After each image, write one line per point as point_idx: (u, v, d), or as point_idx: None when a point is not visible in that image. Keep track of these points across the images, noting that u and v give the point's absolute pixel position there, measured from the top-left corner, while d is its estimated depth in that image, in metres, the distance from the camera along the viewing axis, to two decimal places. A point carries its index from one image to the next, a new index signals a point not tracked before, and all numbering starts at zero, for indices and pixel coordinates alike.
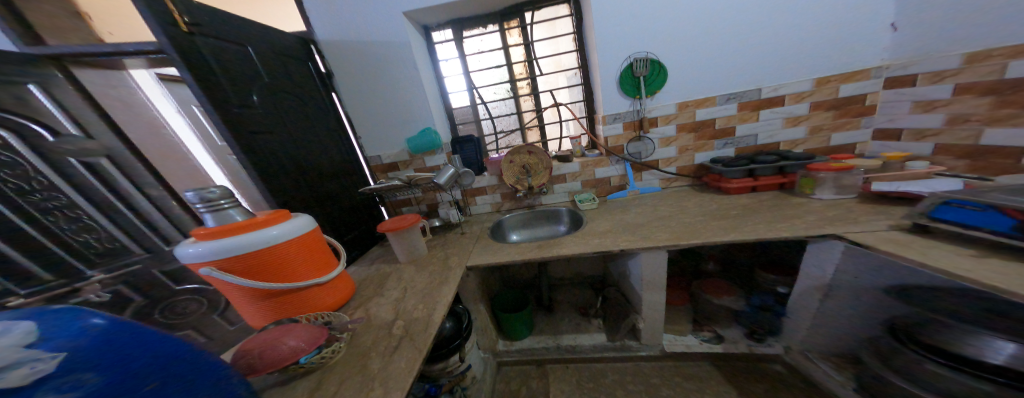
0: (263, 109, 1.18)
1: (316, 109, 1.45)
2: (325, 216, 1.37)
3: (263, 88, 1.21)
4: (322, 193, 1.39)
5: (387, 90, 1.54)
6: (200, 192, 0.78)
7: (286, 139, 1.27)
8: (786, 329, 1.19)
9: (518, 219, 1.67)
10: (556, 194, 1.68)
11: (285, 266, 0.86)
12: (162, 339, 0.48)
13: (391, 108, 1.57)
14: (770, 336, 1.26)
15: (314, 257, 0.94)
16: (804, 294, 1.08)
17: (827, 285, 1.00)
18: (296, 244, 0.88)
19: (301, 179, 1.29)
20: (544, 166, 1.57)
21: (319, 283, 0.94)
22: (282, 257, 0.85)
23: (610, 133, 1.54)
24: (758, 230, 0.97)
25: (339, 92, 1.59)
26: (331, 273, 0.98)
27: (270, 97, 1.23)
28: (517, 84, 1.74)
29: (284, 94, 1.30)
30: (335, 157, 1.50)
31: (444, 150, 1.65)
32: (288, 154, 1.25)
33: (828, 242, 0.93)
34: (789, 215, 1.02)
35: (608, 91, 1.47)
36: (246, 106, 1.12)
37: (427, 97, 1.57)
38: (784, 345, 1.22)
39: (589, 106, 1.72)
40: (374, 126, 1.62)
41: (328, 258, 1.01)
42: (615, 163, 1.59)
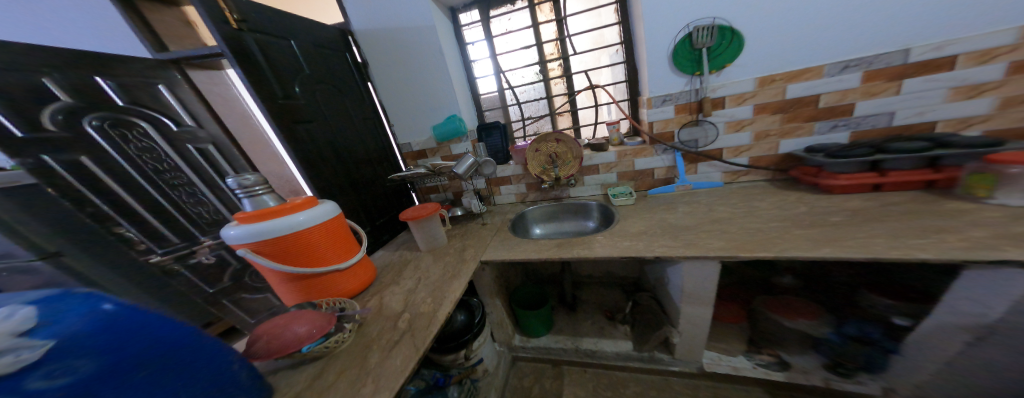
0: (304, 103, 1.24)
1: (355, 100, 1.50)
2: (361, 203, 1.46)
3: (305, 82, 1.26)
4: (359, 180, 1.48)
5: (416, 81, 1.53)
6: (238, 180, 0.87)
7: (326, 132, 1.33)
8: (891, 369, 0.86)
9: (543, 211, 1.56)
10: (587, 187, 1.51)
11: (311, 251, 0.94)
12: (164, 326, 0.52)
13: (419, 99, 1.57)
14: (865, 373, 0.91)
15: (337, 243, 1.01)
16: (936, 334, 0.74)
17: (981, 328, 0.66)
18: (321, 231, 0.95)
19: (340, 169, 1.38)
20: (574, 155, 1.42)
21: (341, 268, 1.02)
22: (309, 242, 0.93)
23: (658, 116, 1.26)
24: (867, 246, 0.68)
25: (374, 82, 1.63)
26: (353, 260, 1.05)
27: (313, 91, 1.29)
28: (549, 65, 1.55)
29: (325, 87, 1.35)
30: (371, 145, 1.57)
31: (469, 137, 1.58)
32: (329, 145, 1.33)
33: (1001, 270, 0.60)
34: (925, 229, 0.68)
35: (658, 66, 1.20)
36: (290, 98, 1.19)
37: (454, 86, 1.51)
38: (883, 385, 0.88)
39: (633, 87, 1.43)
40: (404, 117, 1.65)
41: (351, 243, 1.08)
42: (661, 153, 1.33)
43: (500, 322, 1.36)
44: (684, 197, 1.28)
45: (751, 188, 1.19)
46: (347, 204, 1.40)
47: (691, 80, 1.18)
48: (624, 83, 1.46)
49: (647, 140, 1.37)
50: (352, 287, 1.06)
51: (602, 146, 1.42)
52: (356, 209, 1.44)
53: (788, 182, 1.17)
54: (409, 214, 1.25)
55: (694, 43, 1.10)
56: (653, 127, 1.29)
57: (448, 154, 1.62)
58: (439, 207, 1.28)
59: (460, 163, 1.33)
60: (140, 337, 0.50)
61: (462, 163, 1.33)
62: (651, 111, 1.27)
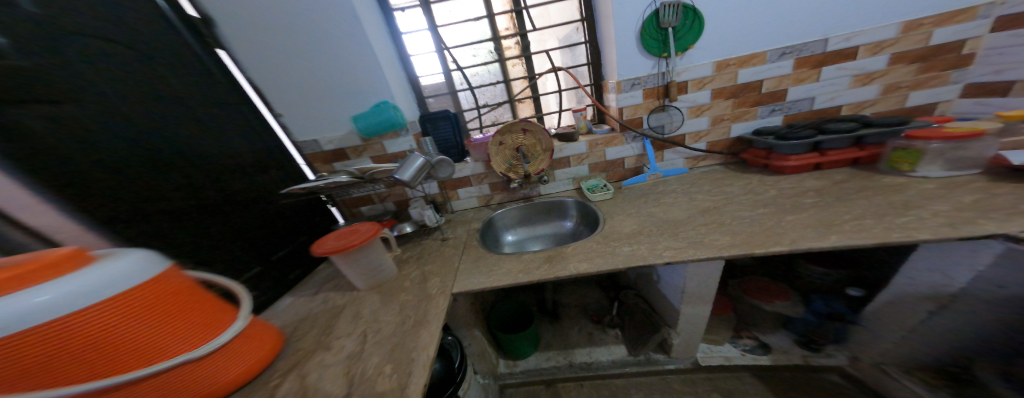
0: (104, 73, 0.68)
1: (217, 72, 0.94)
2: (253, 230, 0.92)
3: (94, 34, 0.68)
4: (240, 194, 0.91)
5: (316, 50, 0.99)
6: None
7: (161, 126, 0.76)
8: (856, 340, 0.99)
9: (514, 215, 1.36)
10: (557, 182, 1.36)
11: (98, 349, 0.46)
12: None
13: (325, 79, 1.04)
14: (832, 344, 1.06)
15: (171, 318, 0.52)
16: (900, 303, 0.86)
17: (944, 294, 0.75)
18: (110, 313, 0.46)
19: (199, 184, 0.81)
20: (544, 147, 1.23)
21: (195, 359, 0.54)
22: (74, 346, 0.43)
23: (626, 100, 1.18)
24: (869, 230, 0.66)
25: (227, 48, 0.96)
26: (220, 338, 0.57)
27: (117, 53, 0.72)
28: (504, 42, 1.32)
29: (147, 51, 0.78)
30: (258, 144, 1.00)
31: (411, 130, 1.21)
32: (170, 145, 0.77)
33: (971, 243, 0.68)
34: (901, 205, 0.72)
35: (626, 47, 1.09)
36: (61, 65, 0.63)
37: (381, 58, 1.06)
38: (847, 355, 1.03)
39: (596, 71, 1.34)
40: (299, 108, 1.06)
41: (215, 310, 0.59)
42: (631, 142, 1.27)
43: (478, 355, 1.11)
44: (657, 186, 1.25)
45: (712, 173, 1.23)
46: (217, 237, 0.83)
47: (656, 63, 1.11)
48: (586, 66, 1.34)
49: (615, 127, 1.28)
50: (239, 376, 0.61)
51: (572, 136, 1.28)
52: (245, 241, 0.90)
53: (740, 164, 1.24)
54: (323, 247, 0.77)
55: (661, 21, 1.03)
56: (622, 113, 1.20)
57: (382, 153, 1.19)
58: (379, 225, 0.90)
59: (404, 166, 0.91)
60: None
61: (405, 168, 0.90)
62: (620, 96, 1.17)
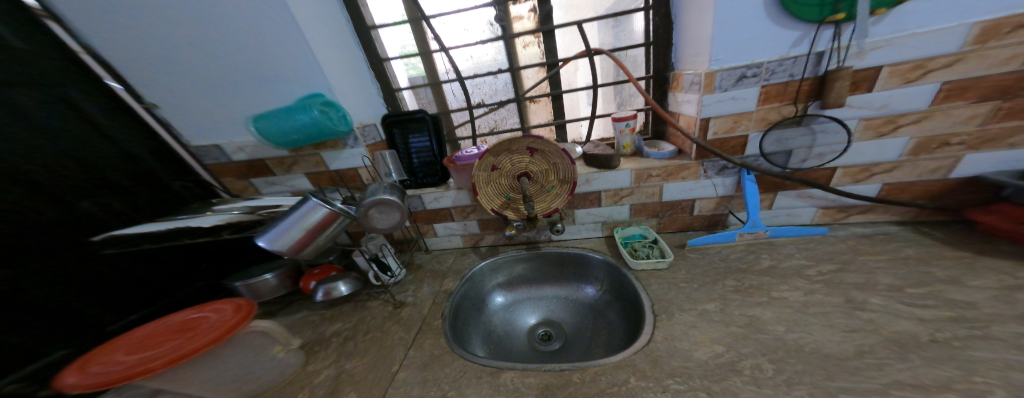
0: None
1: (18, 40, 0.57)
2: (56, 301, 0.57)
3: None
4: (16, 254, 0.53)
5: (196, 6, 0.62)
6: None
7: None
8: None
9: (510, 269, 0.99)
10: (578, 226, 0.98)
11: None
12: None
13: (224, 57, 0.68)
14: None
15: None
16: None
17: None
18: None
19: None
20: (561, 177, 0.83)
21: None
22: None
23: (719, 105, 0.66)
24: None
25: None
26: None
27: None
28: (512, 9, 0.87)
29: None
30: (97, 163, 0.64)
31: (364, 141, 0.86)
32: None
33: None
34: None
35: (738, 4, 0.57)
36: None
37: (307, 20, 0.68)
38: None
39: (661, 54, 0.84)
40: (191, 100, 0.72)
41: None
42: (714, 175, 0.79)
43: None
44: (757, 257, 0.73)
45: (879, 242, 0.67)
46: None
47: (805, 35, 0.57)
48: (643, 47, 0.86)
49: (688, 151, 0.80)
50: None
51: (614, 163, 0.84)
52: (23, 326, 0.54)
53: (952, 229, 0.66)
54: (88, 375, 0.46)
55: None
56: (707, 132, 0.70)
57: (321, 169, 0.85)
58: (238, 320, 0.54)
59: (280, 231, 0.55)
60: None
61: (282, 238, 0.55)
62: (709, 100, 0.66)
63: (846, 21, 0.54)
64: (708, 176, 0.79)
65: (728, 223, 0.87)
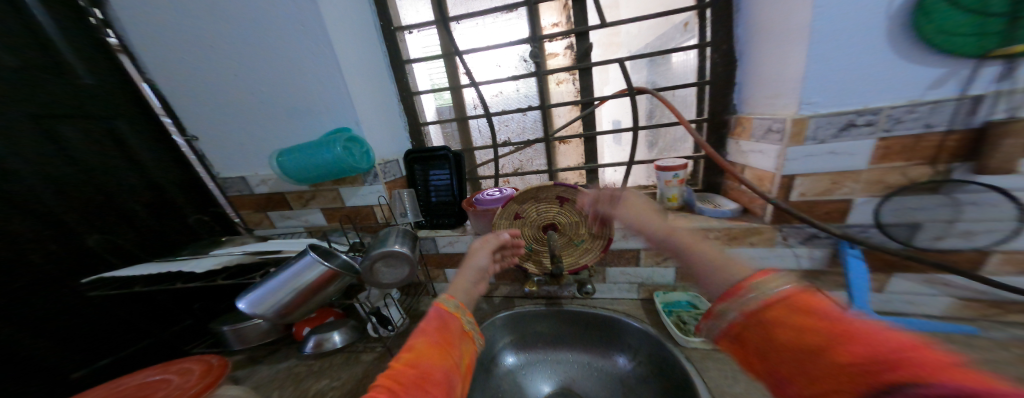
0: None
1: (87, 76, 0.60)
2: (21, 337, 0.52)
3: None
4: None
5: (254, 49, 0.65)
6: None
7: None
8: None
9: (524, 325, 0.85)
10: (609, 285, 0.84)
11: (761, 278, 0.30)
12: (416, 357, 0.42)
13: (268, 94, 0.68)
14: None
15: None
16: None
17: None
18: None
19: None
20: (594, 231, 0.71)
21: None
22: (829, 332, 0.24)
23: (813, 161, 0.51)
24: None
25: (121, 35, 0.63)
26: None
27: None
28: (547, 47, 0.82)
29: None
30: (115, 188, 0.62)
31: (385, 178, 0.80)
32: None
33: None
34: None
35: (843, 37, 0.45)
36: None
37: (350, 63, 0.69)
38: None
39: (720, 95, 0.73)
40: (227, 132, 0.71)
41: None
42: (795, 244, 0.60)
43: (433, 323, 0.46)
44: None
45: None
46: None
47: (950, 75, 0.42)
48: (695, 87, 0.74)
49: (760, 213, 0.63)
50: None
51: None
52: None
53: None
54: None
55: None
56: (790, 192, 0.55)
57: (336, 205, 0.81)
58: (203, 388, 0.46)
59: (265, 292, 0.48)
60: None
61: (264, 300, 0.48)
62: (795, 154, 0.52)
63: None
64: (786, 244, 0.61)
65: None
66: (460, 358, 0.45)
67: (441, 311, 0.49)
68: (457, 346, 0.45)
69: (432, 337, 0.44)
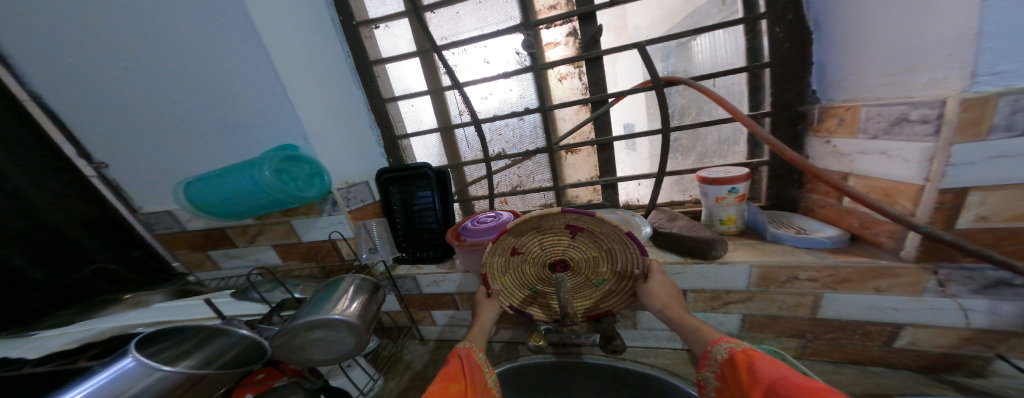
0: None
1: None
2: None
3: None
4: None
5: (145, 34, 0.47)
6: None
7: None
8: None
9: (543, 385, 0.65)
10: (641, 332, 0.63)
11: (716, 345, 0.37)
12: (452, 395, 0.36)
13: (187, 106, 0.52)
14: None
15: None
16: None
17: None
18: None
19: None
20: (620, 269, 0.47)
21: None
22: (754, 391, 0.31)
23: (1000, 168, 0.31)
24: None
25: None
26: None
27: None
28: (543, 35, 0.65)
29: None
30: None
31: (349, 204, 0.63)
32: None
33: None
34: None
35: None
36: None
37: (287, 51, 0.52)
38: None
39: (788, 78, 0.53)
40: (148, 156, 0.57)
41: None
42: (962, 294, 0.38)
43: (468, 367, 0.40)
44: None
45: None
46: None
47: None
48: (745, 73, 0.55)
49: (893, 246, 0.41)
50: None
51: (718, 252, 0.49)
52: None
53: None
54: None
55: None
56: (956, 217, 0.34)
57: (292, 241, 0.65)
58: None
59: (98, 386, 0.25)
60: None
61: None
62: (969, 156, 0.32)
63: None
64: (946, 294, 0.39)
65: (982, 370, 0.43)
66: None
67: (474, 359, 0.43)
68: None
69: (470, 380, 0.38)
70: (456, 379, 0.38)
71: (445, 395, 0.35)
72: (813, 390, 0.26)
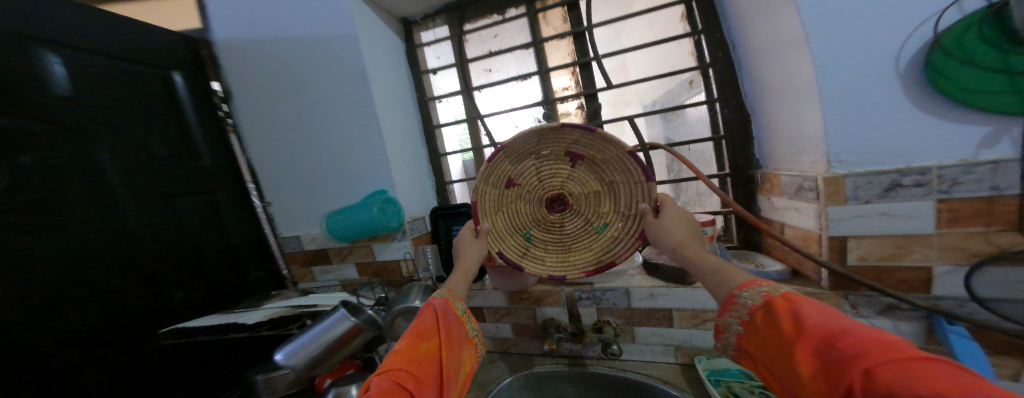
0: (77, 168, 0.54)
1: (209, 158, 0.76)
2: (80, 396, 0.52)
3: (66, 126, 0.54)
4: (92, 339, 0.53)
5: (318, 119, 0.77)
6: None
7: (108, 226, 0.57)
8: None
9: (557, 389, 0.78)
10: (639, 346, 0.74)
11: (748, 288, 0.35)
12: (425, 351, 0.39)
13: (326, 164, 0.80)
14: None
15: None
16: None
17: None
18: None
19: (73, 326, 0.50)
20: (623, 206, 0.51)
21: None
22: (801, 341, 0.28)
23: (862, 223, 0.47)
24: None
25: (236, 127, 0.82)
26: None
27: (89, 148, 0.56)
28: (560, 107, 0.89)
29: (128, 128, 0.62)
30: (212, 248, 0.73)
31: (411, 234, 0.86)
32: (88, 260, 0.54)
33: None
34: None
35: (859, 95, 0.45)
36: (20, 159, 0.48)
37: (391, 130, 0.80)
38: None
39: (739, 148, 0.72)
40: (292, 198, 0.84)
41: None
42: (872, 316, 0.51)
43: (443, 323, 0.43)
44: None
45: None
46: None
47: (1000, 133, 0.39)
48: (711, 142, 0.74)
49: (815, 277, 0.55)
50: None
51: (690, 279, 0.66)
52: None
53: None
54: None
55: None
56: (845, 256, 0.49)
57: (369, 260, 0.88)
58: None
59: (296, 346, 0.52)
60: (430, 365, 0.39)
61: (296, 352, 0.51)
62: (840, 214, 0.48)
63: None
64: (861, 316, 0.51)
65: None
66: (461, 365, 0.43)
67: (451, 310, 0.46)
68: (459, 353, 0.43)
69: (444, 336, 0.42)
70: (429, 336, 0.41)
71: (416, 351, 0.39)
72: (885, 346, 0.22)
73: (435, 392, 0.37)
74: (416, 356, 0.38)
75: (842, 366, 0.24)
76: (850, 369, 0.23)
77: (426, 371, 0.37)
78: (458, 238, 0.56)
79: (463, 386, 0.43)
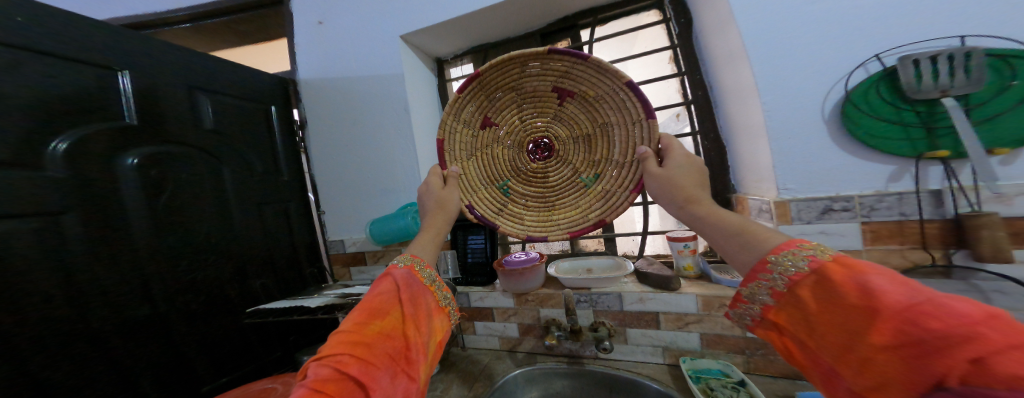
0: (205, 182, 0.73)
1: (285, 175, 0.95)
2: (192, 354, 0.68)
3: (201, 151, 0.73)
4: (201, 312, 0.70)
5: (369, 142, 0.96)
6: None
7: (219, 225, 0.75)
8: None
9: (555, 383, 0.88)
10: (631, 347, 0.83)
11: (784, 249, 0.32)
12: (379, 329, 0.39)
13: (371, 178, 0.97)
14: None
15: None
16: None
17: None
18: None
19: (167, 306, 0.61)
20: (614, 148, 0.54)
21: None
22: (874, 317, 0.24)
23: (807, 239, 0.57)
24: None
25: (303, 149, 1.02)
26: None
27: (212, 167, 0.75)
28: None
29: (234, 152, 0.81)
30: (280, 246, 0.90)
31: None
32: (206, 251, 0.72)
33: None
34: None
35: (800, 136, 0.56)
36: (175, 177, 0.67)
37: (425, 153, 0.97)
38: None
39: (718, 174, 0.83)
40: (341, 206, 1.02)
41: None
42: None
43: (400, 297, 0.42)
44: None
45: None
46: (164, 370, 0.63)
47: (903, 171, 0.51)
48: None
49: None
50: None
51: (674, 285, 0.76)
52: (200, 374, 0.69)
53: None
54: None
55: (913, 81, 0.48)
56: None
57: None
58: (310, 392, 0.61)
59: None
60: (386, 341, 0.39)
61: None
62: (789, 232, 0.58)
63: (957, 158, 0.48)
64: None
65: None
66: (431, 335, 0.44)
67: (416, 280, 0.46)
68: (426, 324, 0.43)
69: (405, 310, 0.42)
70: (385, 312, 0.40)
71: (367, 330, 0.38)
72: (990, 321, 0.20)
73: (394, 366, 0.38)
74: (368, 334, 0.38)
75: (935, 350, 0.21)
76: (956, 358, 0.20)
77: (383, 347, 0.38)
78: (426, 188, 0.56)
79: (436, 352, 0.44)
